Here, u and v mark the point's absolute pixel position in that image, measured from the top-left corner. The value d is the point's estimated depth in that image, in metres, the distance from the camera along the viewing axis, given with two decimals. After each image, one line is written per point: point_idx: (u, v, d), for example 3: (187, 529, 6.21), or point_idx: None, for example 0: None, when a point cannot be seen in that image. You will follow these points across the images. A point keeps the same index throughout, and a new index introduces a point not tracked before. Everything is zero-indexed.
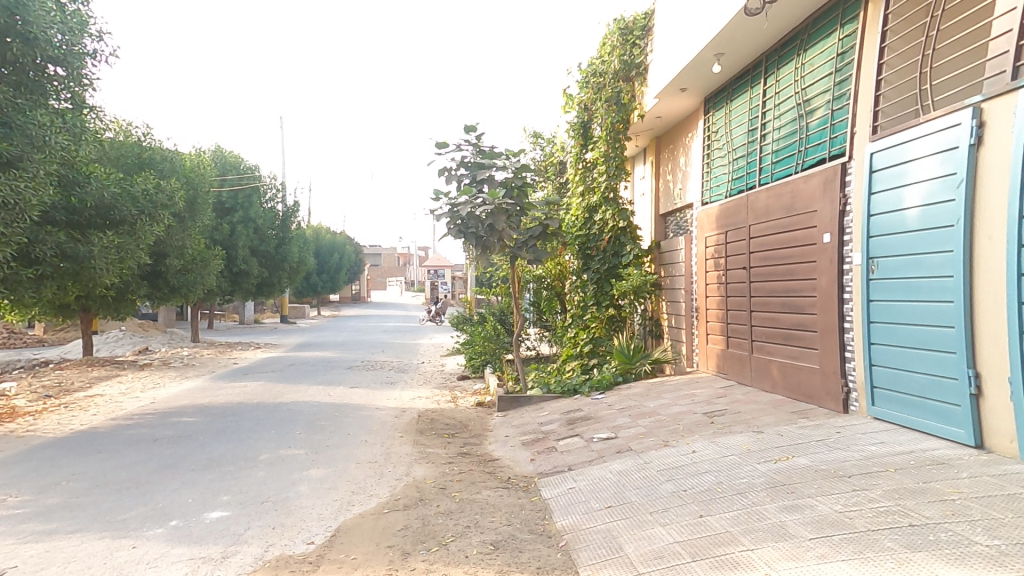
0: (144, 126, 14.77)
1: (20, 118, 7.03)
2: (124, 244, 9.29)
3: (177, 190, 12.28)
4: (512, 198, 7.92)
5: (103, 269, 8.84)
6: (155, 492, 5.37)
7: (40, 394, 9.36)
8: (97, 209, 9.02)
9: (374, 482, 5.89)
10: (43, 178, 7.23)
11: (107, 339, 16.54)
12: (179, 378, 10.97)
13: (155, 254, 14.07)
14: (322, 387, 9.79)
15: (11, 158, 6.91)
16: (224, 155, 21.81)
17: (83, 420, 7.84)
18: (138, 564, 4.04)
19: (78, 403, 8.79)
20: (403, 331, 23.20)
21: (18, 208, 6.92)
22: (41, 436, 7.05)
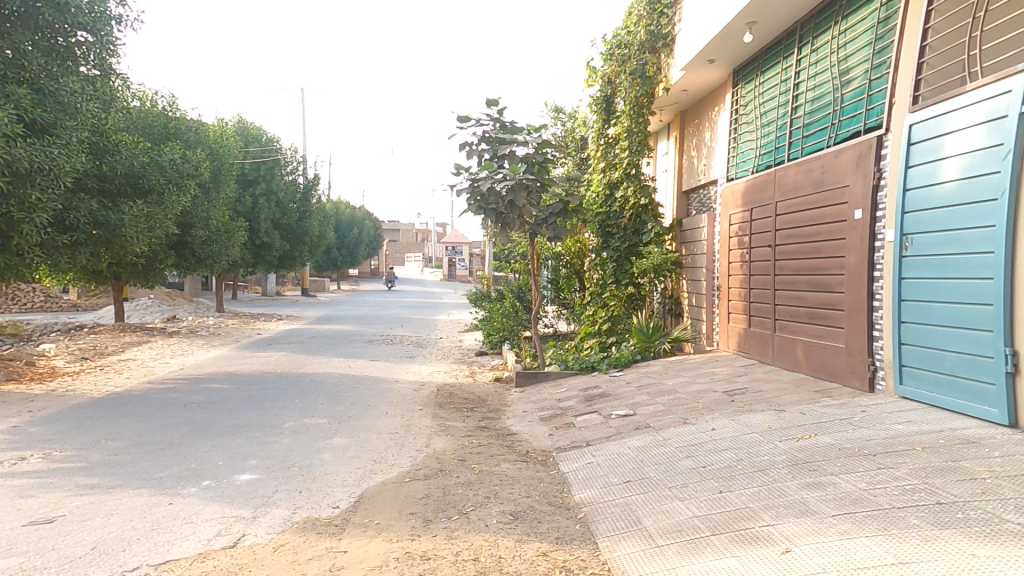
0: (169, 96, 14.90)
1: (52, 85, 7.19)
2: (153, 214, 9.39)
3: (202, 161, 12.38)
4: (534, 172, 7.84)
5: (134, 238, 8.84)
6: (188, 453, 5.60)
7: (75, 357, 9.70)
8: (127, 177, 9.13)
9: (395, 452, 6.08)
10: (74, 145, 7.34)
11: (136, 307, 16.97)
12: (206, 346, 11.25)
13: (182, 225, 14.32)
14: (343, 360, 9.97)
15: (44, 126, 7.02)
16: (246, 127, 21.84)
17: (117, 382, 8.13)
18: (176, 520, 4.35)
19: (112, 366, 9.10)
20: (422, 308, 23.31)
21: (53, 173, 7.02)
22: (79, 396, 7.35)
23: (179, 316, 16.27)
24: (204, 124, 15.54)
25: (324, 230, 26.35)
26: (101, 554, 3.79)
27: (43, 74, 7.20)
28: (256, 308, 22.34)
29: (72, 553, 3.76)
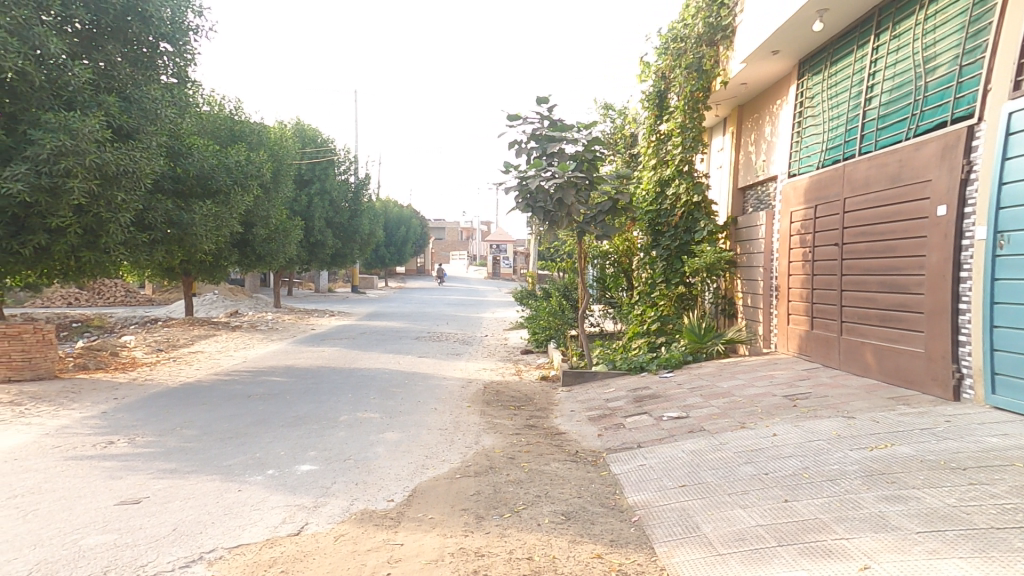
0: (234, 100, 15.65)
1: (137, 93, 7.70)
2: (220, 213, 9.82)
3: (264, 162, 12.94)
4: (583, 170, 7.76)
5: (204, 236, 9.28)
6: (253, 443, 5.89)
7: (151, 348, 10.35)
8: (199, 179, 9.67)
9: (446, 448, 6.17)
10: (154, 149, 7.78)
11: (204, 300, 17.90)
12: (266, 340, 11.78)
13: (244, 223, 15.02)
14: (393, 355, 10.21)
15: (130, 131, 7.55)
16: (304, 128, 22.58)
17: (188, 373, 8.64)
18: (245, 506, 4.60)
19: (183, 358, 9.66)
20: (468, 305, 23.51)
21: (136, 176, 7.47)
22: (156, 384, 7.86)
23: (241, 312, 17.08)
24: (266, 127, 16.26)
25: (372, 228, 26.97)
26: (182, 535, 4.04)
27: (130, 83, 7.77)
28: (311, 304, 23.17)
29: (156, 533, 4.02)
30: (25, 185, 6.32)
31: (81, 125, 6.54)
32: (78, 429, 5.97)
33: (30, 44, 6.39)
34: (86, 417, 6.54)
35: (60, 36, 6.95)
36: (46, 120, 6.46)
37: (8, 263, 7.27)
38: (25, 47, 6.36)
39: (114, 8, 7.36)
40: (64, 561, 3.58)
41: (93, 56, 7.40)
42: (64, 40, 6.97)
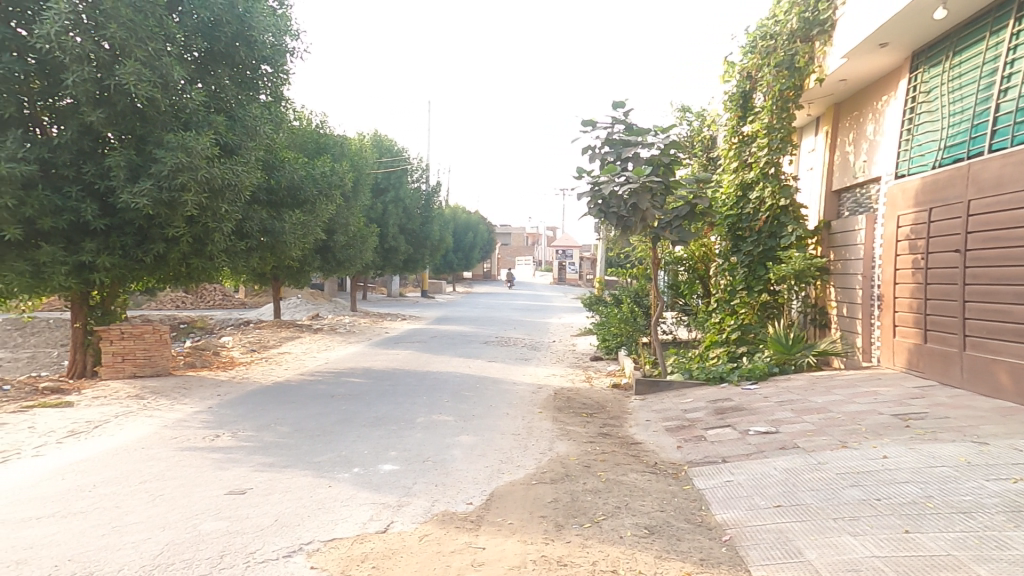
0: (319, 114, 16.65)
1: (241, 113, 8.38)
2: (307, 222, 10.41)
3: (346, 173, 13.64)
4: (659, 175, 7.56)
5: (293, 243, 9.76)
6: (339, 441, 6.17)
7: (246, 349, 11.14)
8: (288, 190, 10.38)
9: (520, 453, 6.15)
10: (253, 162, 8.30)
11: (289, 305, 19.15)
12: (345, 342, 12.38)
13: (327, 231, 15.93)
14: (463, 359, 10.38)
15: (234, 148, 8.23)
16: (381, 138, 23.62)
17: (278, 372, 9.22)
18: (336, 501, 4.82)
19: (274, 358, 10.31)
20: (534, 310, 23.50)
21: (237, 188, 8.01)
22: (251, 382, 8.46)
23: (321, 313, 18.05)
24: (347, 138, 17.19)
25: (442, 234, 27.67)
26: (283, 526, 4.27)
27: (236, 104, 8.52)
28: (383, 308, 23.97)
29: (260, 523, 4.28)
30: (149, 199, 7.03)
31: (195, 143, 7.19)
32: (190, 423, 6.51)
33: (158, 72, 7.18)
34: (195, 412, 7.11)
35: (181, 64, 7.76)
36: (167, 140, 7.16)
37: (135, 270, 8.06)
38: (153, 75, 7.12)
39: (224, 36, 8.13)
40: (185, 543, 3.90)
41: (206, 81, 8.24)
42: (183, 68, 7.74)
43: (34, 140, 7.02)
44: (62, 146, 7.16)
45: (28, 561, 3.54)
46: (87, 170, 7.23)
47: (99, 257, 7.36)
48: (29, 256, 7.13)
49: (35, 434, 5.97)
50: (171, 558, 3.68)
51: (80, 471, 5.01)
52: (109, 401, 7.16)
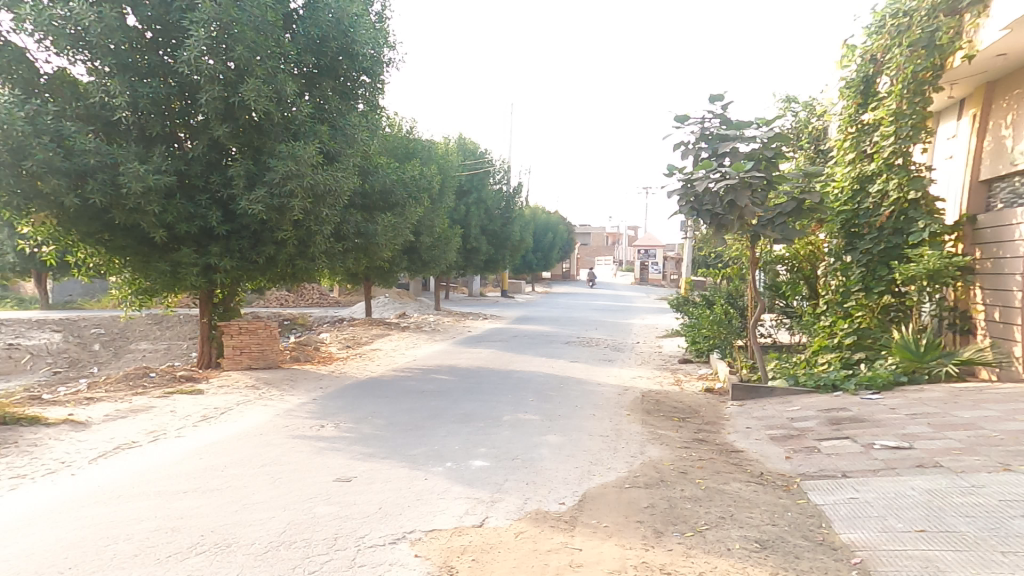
0: (410, 121, 17.45)
1: (342, 123, 8.93)
2: (397, 224, 10.74)
3: (433, 176, 14.15)
4: (761, 170, 7.05)
5: (384, 244, 10.18)
6: (431, 436, 6.33)
7: (343, 345, 11.84)
8: (381, 194, 10.90)
9: (610, 456, 5.95)
10: (350, 169, 8.69)
11: (379, 304, 20.21)
12: (431, 340, 12.79)
13: (414, 232, 16.63)
14: (545, 359, 10.32)
15: (335, 155, 8.74)
16: (465, 141, 24.36)
17: (371, 367, 9.68)
18: (431, 494, 4.94)
19: (367, 354, 10.84)
20: (615, 311, 23.00)
21: (336, 194, 8.40)
22: (347, 376, 8.95)
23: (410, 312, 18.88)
24: (434, 143, 17.88)
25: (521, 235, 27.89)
26: (386, 515, 4.56)
27: (338, 113, 9.06)
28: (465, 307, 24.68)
29: (366, 509, 4.66)
30: (264, 205, 7.64)
31: (303, 152, 7.73)
32: (299, 412, 7.11)
33: (274, 88, 7.79)
34: (302, 403, 7.66)
35: (293, 80, 8.43)
36: (280, 150, 7.75)
37: (251, 273, 8.74)
38: (270, 90, 7.72)
39: (331, 51, 8.78)
40: (304, 524, 4.42)
41: (313, 94, 8.86)
42: (295, 82, 8.38)
43: (173, 155, 7.86)
44: (194, 159, 7.94)
45: (181, 529, 4.27)
46: (214, 180, 7.98)
47: (224, 260, 8.09)
48: (169, 258, 8.01)
49: (176, 417, 6.87)
50: (296, 535, 4.25)
51: (214, 453, 5.86)
52: (230, 390, 7.91)
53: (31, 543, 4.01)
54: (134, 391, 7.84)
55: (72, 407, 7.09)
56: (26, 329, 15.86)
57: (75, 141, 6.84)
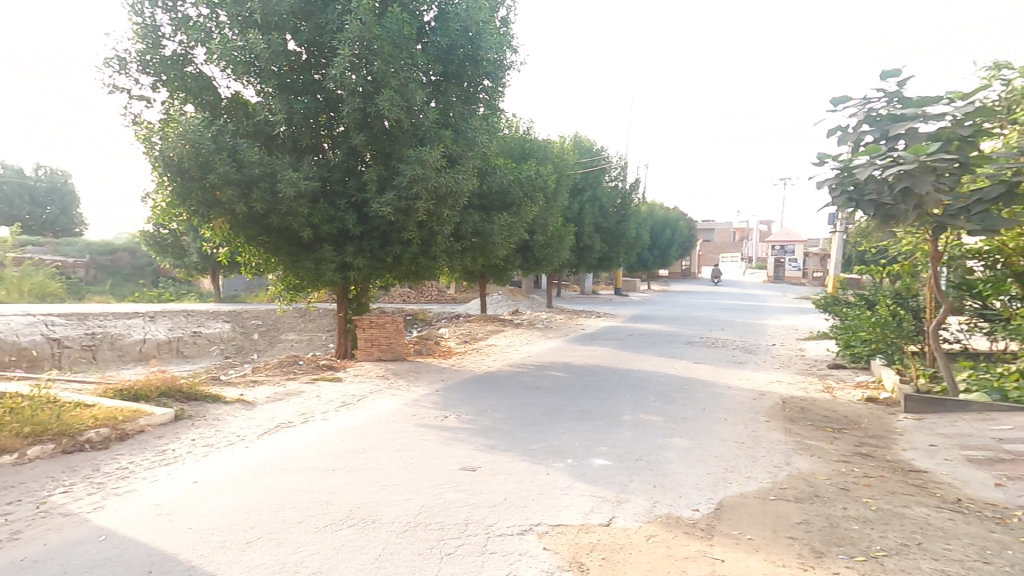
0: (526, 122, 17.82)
1: (463, 126, 9.28)
2: (514, 224, 10.68)
3: (548, 175, 14.29)
4: (950, 152, 6.09)
5: (500, 244, 10.31)
6: (550, 432, 6.24)
7: (460, 339, 12.35)
8: (499, 194, 11.12)
9: (748, 464, 5.37)
10: (470, 170, 8.95)
11: (493, 300, 20.86)
12: (544, 337, 12.82)
13: (529, 231, 16.85)
14: (664, 359, 9.78)
15: (456, 158, 9.08)
16: (581, 139, 24.41)
17: (488, 362, 9.92)
18: (554, 489, 4.82)
19: (483, 350, 11.12)
20: (745, 311, 21.44)
21: (456, 194, 8.72)
22: (466, 370, 9.24)
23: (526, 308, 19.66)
24: (550, 142, 18.05)
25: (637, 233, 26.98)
26: (511, 506, 4.52)
27: (460, 117, 9.43)
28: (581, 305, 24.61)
29: (492, 499, 4.68)
30: (392, 207, 8.28)
31: (429, 156, 8.20)
32: (425, 403, 7.45)
33: (405, 97, 8.33)
34: (426, 394, 8.02)
35: (422, 88, 8.99)
36: (409, 156, 8.28)
37: (379, 269, 9.46)
38: (401, 99, 8.29)
39: (457, 59, 9.29)
40: (436, 508, 4.57)
41: (439, 100, 9.33)
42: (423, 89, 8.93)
43: (319, 163, 8.77)
44: (336, 167, 8.83)
45: (331, 503, 4.71)
46: (351, 186, 8.80)
47: (358, 258, 8.84)
48: (313, 257, 8.87)
49: (321, 401, 7.58)
50: (429, 518, 4.39)
51: (354, 437, 6.33)
52: (364, 378, 8.56)
53: (222, 503, 4.75)
54: (286, 376, 8.83)
55: (242, 386, 8.20)
56: (204, 319, 18.08)
57: (245, 155, 7.89)
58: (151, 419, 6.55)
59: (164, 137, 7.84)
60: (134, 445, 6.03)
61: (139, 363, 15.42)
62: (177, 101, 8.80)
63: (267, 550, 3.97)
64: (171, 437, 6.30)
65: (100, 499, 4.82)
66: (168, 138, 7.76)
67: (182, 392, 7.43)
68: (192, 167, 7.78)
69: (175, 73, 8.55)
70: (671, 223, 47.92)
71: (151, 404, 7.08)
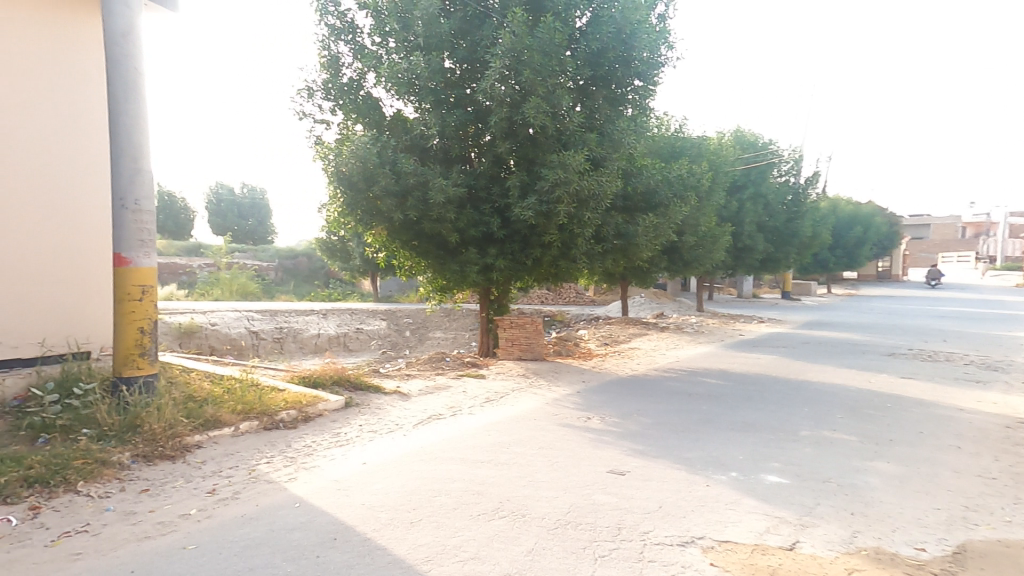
0: (679, 121, 17.43)
1: (609, 128, 9.26)
2: (659, 225, 10.29)
3: (701, 172, 13.71)
4: None
5: (644, 245, 9.97)
6: (708, 441, 5.66)
7: (602, 342, 12.12)
8: (644, 195, 10.53)
9: (1005, 505, 4.25)
10: (614, 172, 8.90)
11: (635, 304, 20.37)
12: (694, 342, 12.00)
13: (678, 232, 15.96)
14: (852, 373, 8.46)
15: (601, 160, 9.04)
16: (740, 132, 23.07)
17: (631, 365, 9.51)
18: (720, 502, 4.30)
19: (625, 353, 10.70)
20: (966, 320, 18.07)
21: (598, 197, 8.70)
22: (609, 372, 8.95)
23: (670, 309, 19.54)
24: (706, 138, 17.45)
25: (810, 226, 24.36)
26: (669, 516, 4.12)
27: (607, 120, 9.44)
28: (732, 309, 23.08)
29: (646, 505, 4.32)
30: (534, 211, 8.44)
31: (572, 160, 8.20)
32: (566, 403, 7.28)
33: (551, 103, 8.48)
34: (567, 394, 7.88)
35: (570, 92, 9.08)
36: (552, 160, 8.36)
37: (519, 272, 9.68)
38: (548, 106, 8.44)
39: (608, 60, 9.32)
40: (585, 508, 4.34)
41: (585, 104, 9.39)
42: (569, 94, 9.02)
43: (465, 171, 9.26)
44: (481, 174, 9.23)
45: (483, 493, 4.72)
46: (494, 192, 9.15)
47: (499, 260, 9.17)
48: (458, 260, 9.38)
49: (468, 396, 7.84)
50: (578, 518, 4.17)
51: (499, 432, 6.39)
52: (506, 376, 8.72)
53: (388, 485, 5.03)
54: (435, 371, 9.37)
55: (399, 379, 8.86)
56: (366, 316, 20.07)
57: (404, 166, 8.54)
58: (329, 404, 7.36)
59: (339, 155, 8.83)
60: (316, 427, 6.79)
61: (316, 354, 17.68)
62: (349, 122, 9.82)
63: (428, 533, 4.07)
64: (345, 421, 6.99)
65: (294, 470, 5.46)
66: (343, 157, 8.72)
67: (352, 381, 8.25)
68: (359, 181, 8.68)
69: (349, 98, 9.69)
70: (860, 218, 42.57)
71: (328, 391, 7.97)
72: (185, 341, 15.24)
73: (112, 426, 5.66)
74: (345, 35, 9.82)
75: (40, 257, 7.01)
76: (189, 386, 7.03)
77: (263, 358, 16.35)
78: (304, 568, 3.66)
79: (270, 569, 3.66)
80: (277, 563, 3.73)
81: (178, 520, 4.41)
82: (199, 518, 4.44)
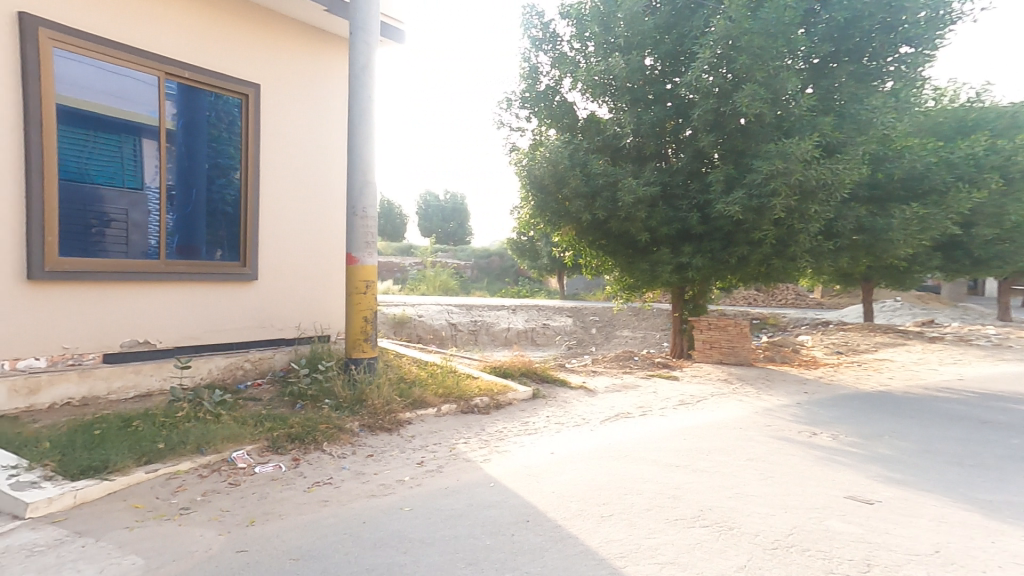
0: (971, 86, 14.39)
1: (855, 109, 8.43)
2: (930, 215, 8.84)
3: (1018, 143, 11.45)
4: None
5: (899, 241, 8.50)
6: (1013, 484, 4.40)
7: (834, 352, 11.24)
8: (903, 181, 9.27)
9: None
10: (859, 158, 7.76)
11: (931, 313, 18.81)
12: (987, 360, 10.46)
13: (965, 226, 14.53)
14: None
15: (840, 147, 8.06)
16: None
17: (880, 380, 8.34)
18: None
19: (870, 365, 9.55)
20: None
21: (833, 187, 7.70)
22: (847, 386, 7.84)
23: (934, 322, 16.04)
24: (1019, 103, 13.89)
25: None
26: (954, 566, 3.20)
27: (850, 99, 8.65)
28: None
29: (915, 547, 3.43)
30: (741, 206, 7.78)
31: (795, 148, 7.41)
32: (780, 415, 6.36)
33: (772, 88, 7.85)
34: (784, 405, 6.97)
35: (798, 73, 8.37)
36: (769, 151, 7.66)
37: (721, 271, 8.96)
38: (768, 91, 7.80)
39: (861, 30, 8.50)
40: (817, 534, 3.63)
41: (820, 83, 8.84)
42: (799, 76, 8.45)
43: (661, 169, 8.97)
44: (679, 170, 8.82)
45: (680, 499, 4.27)
46: (694, 188, 8.67)
47: (695, 258, 8.62)
48: (649, 259, 9.06)
49: (658, 398, 7.39)
50: (806, 544, 3.50)
51: (697, 437, 5.81)
52: (704, 380, 8.06)
53: (574, 477, 4.92)
54: (621, 370, 9.13)
55: (585, 375, 8.86)
56: (552, 312, 20.81)
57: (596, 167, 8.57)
58: (517, 393, 7.65)
59: (531, 159, 9.17)
60: (506, 414, 7.09)
61: (505, 347, 18.76)
62: (543, 128, 10.04)
63: (623, 528, 3.85)
64: (532, 411, 7.17)
65: (488, 453, 5.73)
66: (535, 159, 9.07)
67: (538, 374, 8.47)
68: (550, 182, 8.92)
69: (544, 104, 9.87)
70: None
71: (516, 381, 8.29)
72: (398, 330, 17.44)
73: (345, 399, 6.62)
74: (547, 45, 10.28)
75: (302, 254, 8.22)
76: (399, 369, 8.01)
77: (460, 347, 17.91)
78: (502, 543, 3.75)
79: (472, 539, 3.82)
80: (478, 535, 3.87)
81: (394, 484, 4.94)
82: (411, 485, 4.90)
